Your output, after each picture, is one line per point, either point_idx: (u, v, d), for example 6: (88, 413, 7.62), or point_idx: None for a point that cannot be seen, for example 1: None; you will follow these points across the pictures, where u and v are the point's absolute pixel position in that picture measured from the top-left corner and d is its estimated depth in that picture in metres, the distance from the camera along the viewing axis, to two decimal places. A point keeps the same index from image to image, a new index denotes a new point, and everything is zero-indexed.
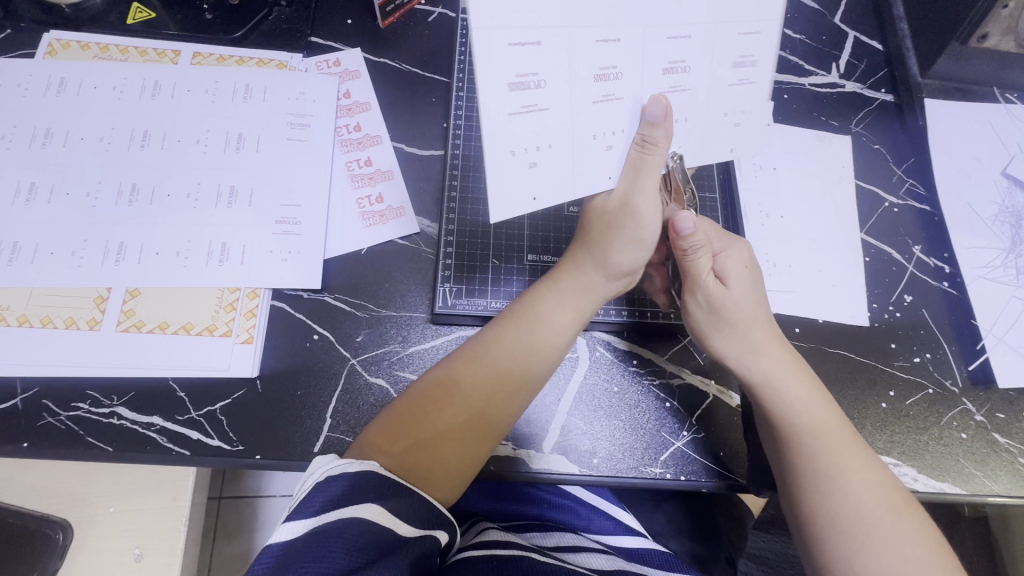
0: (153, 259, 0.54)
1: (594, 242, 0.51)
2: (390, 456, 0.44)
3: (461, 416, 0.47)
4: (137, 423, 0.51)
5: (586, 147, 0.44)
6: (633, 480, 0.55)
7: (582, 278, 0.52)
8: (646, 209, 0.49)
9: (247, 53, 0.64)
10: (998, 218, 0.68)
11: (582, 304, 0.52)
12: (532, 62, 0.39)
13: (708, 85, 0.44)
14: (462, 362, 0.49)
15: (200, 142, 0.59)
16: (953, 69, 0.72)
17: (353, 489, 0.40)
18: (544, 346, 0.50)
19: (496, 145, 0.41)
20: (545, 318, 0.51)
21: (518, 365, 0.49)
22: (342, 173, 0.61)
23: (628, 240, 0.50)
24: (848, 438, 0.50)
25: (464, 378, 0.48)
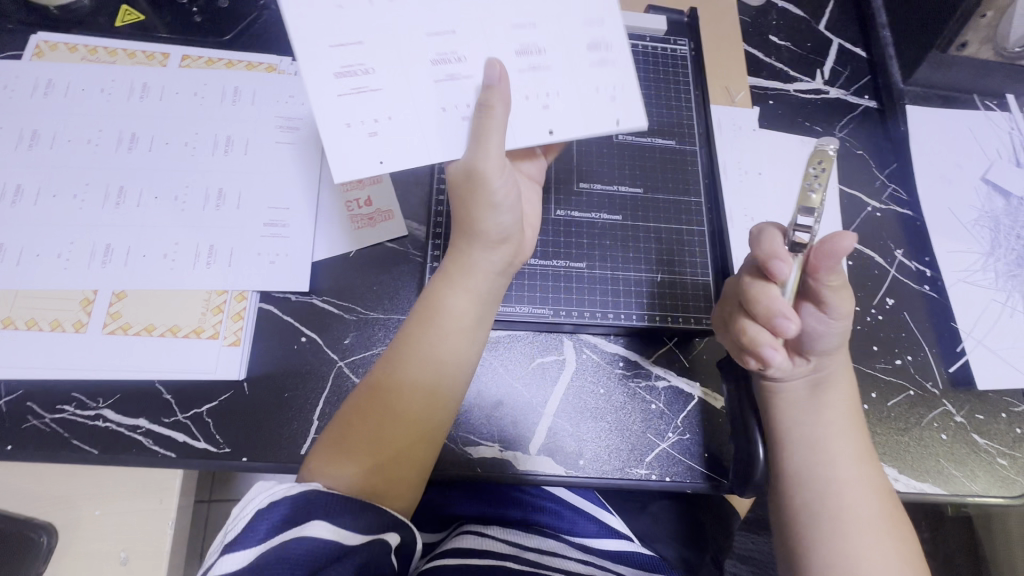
0: (140, 261, 0.54)
1: (466, 225, 0.50)
2: (336, 475, 0.44)
3: (390, 420, 0.46)
4: (122, 426, 0.51)
5: (427, 118, 0.46)
6: (619, 481, 0.55)
7: (470, 263, 0.50)
8: (494, 173, 0.46)
9: (236, 55, 0.64)
10: (977, 222, 0.69)
11: (476, 283, 0.50)
12: (355, 56, 0.45)
13: None
14: (380, 371, 0.48)
15: (188, 145, 0.59)
16: (933, 76, 0.73)
17: (297, 511, 0.40)
18: (444, 335, 0.49)
19: (332, 118, 0.45)
20: (447, 308, 0.49)
21: (429, 361, 0.48)
22: (331, 176, 0.61)
23: (488, 206, 0.48)
24: (864, 444, 0.53)
25: (384, 383, 0.47)
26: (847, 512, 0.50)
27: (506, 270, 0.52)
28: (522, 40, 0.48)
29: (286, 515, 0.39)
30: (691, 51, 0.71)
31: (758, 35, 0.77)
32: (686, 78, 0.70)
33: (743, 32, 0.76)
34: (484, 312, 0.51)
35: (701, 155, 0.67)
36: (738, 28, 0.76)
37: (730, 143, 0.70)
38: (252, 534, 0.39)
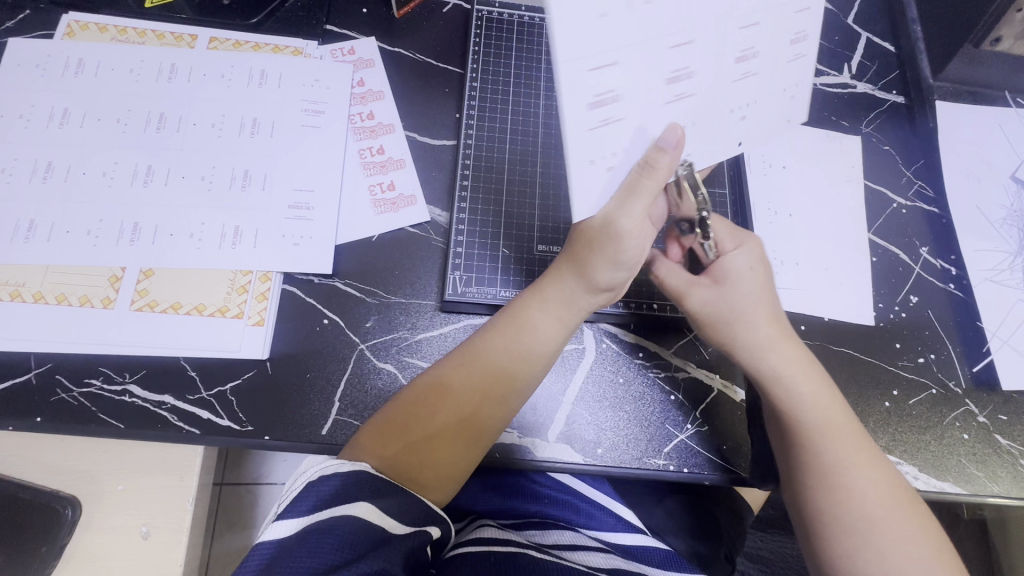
0: (167, 240, 0.55)
1: (577, 255, 0.50)
2: (385, 457, 0.45)
3: (450, 425, 0.47)
4: (149, 401, 0.52)
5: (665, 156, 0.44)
6: (636, 471, 0.55)
7: (564, 290, 0.51)
8: (630, 231, 0.46)
9: (263, 39, 0.65)
10: (1006, 221, 0.68)
11: (565, 314, 0.51)
12: (609, 79, 0.36)
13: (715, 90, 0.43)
14: (455, 373, 0.49)
15: (215, 127, 0.59)
16: (965, 72, 0.72)
17: (343, 491, 0.40)
18: (531, 359, 0.50)
19: (578, 156, 0.39)
20: (534, 329, 0.50)
21: (506, 377, 0.49)
22: (354, 160, 0.62)
23: (610, 260, 0.48)
24: (852, 441, 0.50)
25: (458, 384, 0.48)
26: (829, 516, 0.48)
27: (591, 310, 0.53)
28: (742, 43, 0.41)
29: (334, 492, 0.40)
30: None
31: None
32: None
33: None
34: (563, 341, 0.52)
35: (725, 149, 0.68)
36: None
37: None
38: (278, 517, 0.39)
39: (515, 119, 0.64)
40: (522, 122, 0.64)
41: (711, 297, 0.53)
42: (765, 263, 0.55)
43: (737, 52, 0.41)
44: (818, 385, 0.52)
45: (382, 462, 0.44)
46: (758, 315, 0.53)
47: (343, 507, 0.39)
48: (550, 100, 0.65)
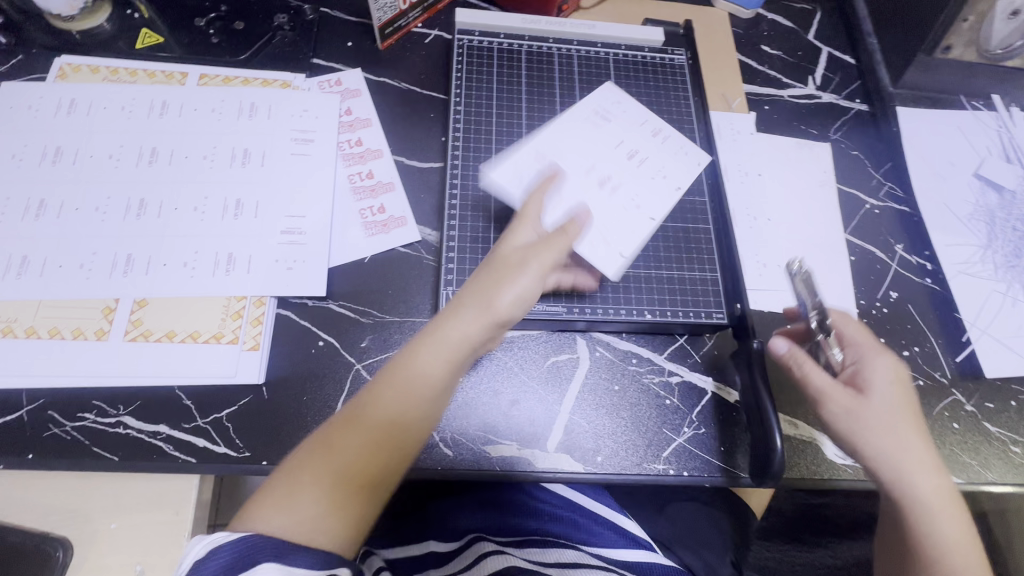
0: (160, 269, 0.55)
1: (467, 291, 0.47)
2: (299, 525, 0.41)
3: (343, 479, 0.42)
4: (143, 432, 0.51)
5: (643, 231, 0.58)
6: (637, 477, 0.56)
7: (458, 327, 0.46)
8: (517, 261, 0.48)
9: (252, 73, 0.67)
10: (973, 216, 0.71)
11: (460, 352, 0.46)
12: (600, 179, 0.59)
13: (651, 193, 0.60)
14: (344, 422, 0.44)
15: (206, 158, 0.61)
16: (920, 79, 0.76)
17: (243, 552, 0.38)
18: (420, 397, 0.45)
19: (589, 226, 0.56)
20: (426, 370, 0.45)
21: (396, 418, 0.44)
22: (345, 185, 0.63)
23: (500, 287, 0.46)
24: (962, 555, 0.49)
25: (351, 435, 0.43)
26: None
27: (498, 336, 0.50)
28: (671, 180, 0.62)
29: (233, 554, 0.38)
30: (688, 60, 0.74)
31: (750, 46, 0.81)
32: (607, 76, 0.71)
33: (737, 43, 0.81)
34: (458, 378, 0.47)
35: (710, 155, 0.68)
36: (732, 40, 0.80)
37: (730, 146, 0.73)
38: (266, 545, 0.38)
39: (498, 139, 0.66)
40: (505, 142, 0.66)
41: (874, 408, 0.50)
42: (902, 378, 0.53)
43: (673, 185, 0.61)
44: (957, 520, 0.49)
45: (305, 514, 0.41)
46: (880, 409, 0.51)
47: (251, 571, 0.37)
48: (532, 118, 0.68)
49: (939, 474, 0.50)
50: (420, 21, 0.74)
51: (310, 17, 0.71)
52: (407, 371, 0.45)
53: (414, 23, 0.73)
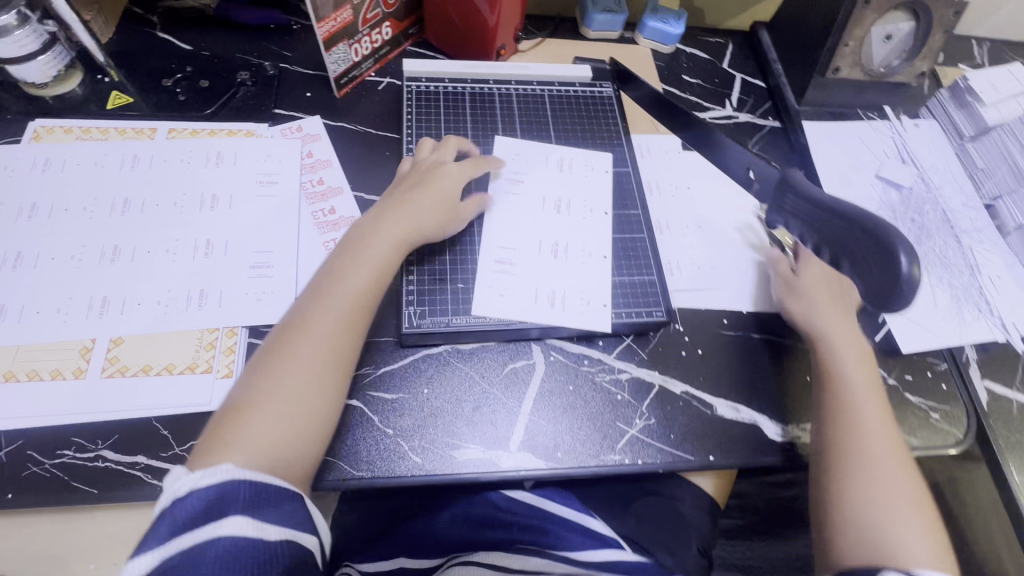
0: (135, 309, 0.59)
1: (399, 220, 0.62)
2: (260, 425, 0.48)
3: (295, 370, 0.51)
4: (122, 464, 0.54)
5: (601, 272, 0.70)
6: (595, 468, 0.60)
7: (376, 236, 0.61)
8: (425, 200, 0.65)
9: (217, 125, 0.72)
10: (879, 212, 0.80)
11: (383, 249, 0.61)
12: (551, 243, 0.71)
13: (581, 234, 0.72)
14: (292, 327, 0.54)
15: (177, 204, 0.65)
16: (821, 97, 0.87)
17: (211, 505, 0.42)
18: (348, 287, 0.57)
19: (550, 282, 0.68)
20: (352, 267, 0.58)
21: (341, 310, 0.55)
22: (309, 221, 0.69)
23: (416, 208, 0.64)
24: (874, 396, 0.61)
25: (299, 334, 0.53)
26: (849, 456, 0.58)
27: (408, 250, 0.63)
28: (584, 212, 0.74)
29: (201, 506, 0.42)
30: (614, 93, 0.83)
31: (673, 76, 0.91)
32: (544, 112, 0.80)
33: (660, 74, 0.90)
34: (383, 272, 0.60)
35: (631, 174, 0.78)
36: (655, 72, 0.90)
37: (660, 164, 0.81)
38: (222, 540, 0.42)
39: None
40: None
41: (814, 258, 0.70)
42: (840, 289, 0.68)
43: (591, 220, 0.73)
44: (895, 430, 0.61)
45: (248, 445, 0.47)
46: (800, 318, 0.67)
47: (207, 534, 0.41)
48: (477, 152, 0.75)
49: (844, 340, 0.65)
50: (373, 70, 0.81)
51: (270, 72, 0.78)
52: (337, 271, 0.58)
53: (367, 72, 0.80)
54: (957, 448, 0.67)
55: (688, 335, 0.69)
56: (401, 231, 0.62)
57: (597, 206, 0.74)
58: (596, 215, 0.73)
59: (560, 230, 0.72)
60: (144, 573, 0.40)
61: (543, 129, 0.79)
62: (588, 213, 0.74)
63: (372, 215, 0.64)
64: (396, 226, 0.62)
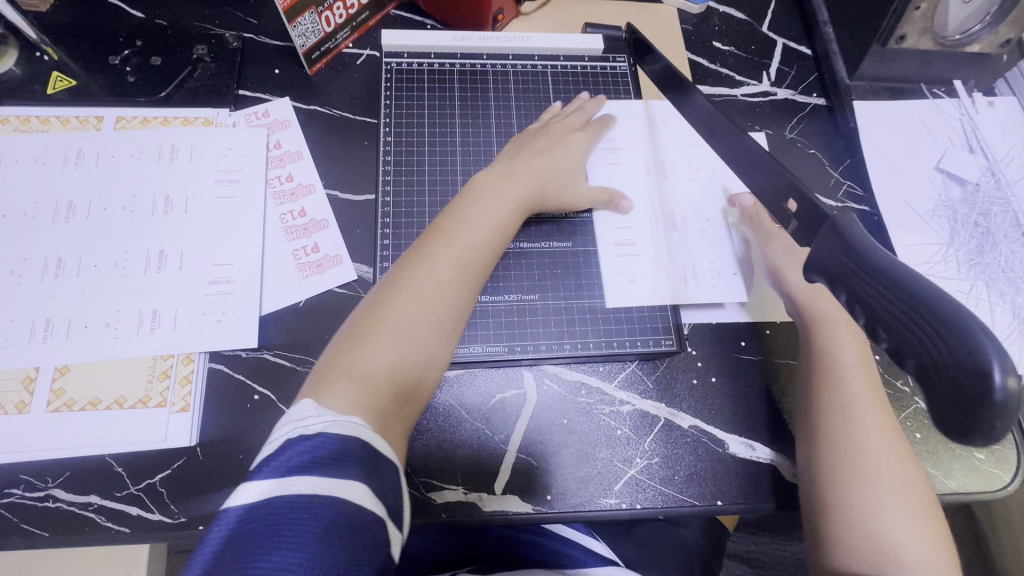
0: (81, 332, 0.53)
1: (525, 172, 0.59)
2: (381, 359, 0.46)
3: (416, 308, 0.49)
4: (74, 505, 0.50)
5: (676, 267, 0.63)
6: (587, 513, 0.54)
7: (499, 183, 0.58)
8: (552, 155, 0.62)
9: (171, 112, 0.64)
10: (935, 213, 0.68)
11: (510, 196, 0.57)
12: (629, 235, 0.64)
13: (660, 224, 0.65)
14: (414, 261, 0.51)
15: (126, 209, 0.58)
16: (879, 69, 0.73)
17: (339, 456, 0.39)
18: (472, 232, 0.53)
19: (623, 275, 0.62)
20: (473, 210, 0.55)
21: (463, 253, 0.52)
22: (275, 225, 0.61)
23: (542, 162, 0.60)
24: (881, 433, 0.52)
25: (424, 268, 0.51)
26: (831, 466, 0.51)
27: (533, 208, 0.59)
28: (674, 198, 0.67)
29: (329, 456, 0.39)
30: (630, 67, 0.72)
31: (701, 42, 0.77)
32: (544, 94, 0.70)
33: (686, 40, 0.77)
34: (507, 226, 0.56)
35: (646, 168, 0.67)
36: (681, 38, 0.77)
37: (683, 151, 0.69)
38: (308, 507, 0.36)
39: (432, 169, 0.64)
40: (439, 172, 0.64)
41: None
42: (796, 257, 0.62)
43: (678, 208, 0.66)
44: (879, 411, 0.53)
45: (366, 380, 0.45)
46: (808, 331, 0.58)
47: (323, 485, 0.37)
48: (466, 144, 0.66)
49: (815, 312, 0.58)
50: (351, 41, 0.70)
51: (232, 45, 0.68)
52: (455, 211, 0.55)
53: (344, 43, 0.70)
54: (1001, 495, 0.59)
55: (700, 362, 0.61)
56: (532, 192, 0.58)
57: (644, 195, 0.66)
58: (654, 205, 0.66)
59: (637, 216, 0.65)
60: (260, 502, 0.37)
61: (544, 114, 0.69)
62: (657, 197, 0.66)
63: (497, 171, 0.59)
64: (526, 183, 0.58)
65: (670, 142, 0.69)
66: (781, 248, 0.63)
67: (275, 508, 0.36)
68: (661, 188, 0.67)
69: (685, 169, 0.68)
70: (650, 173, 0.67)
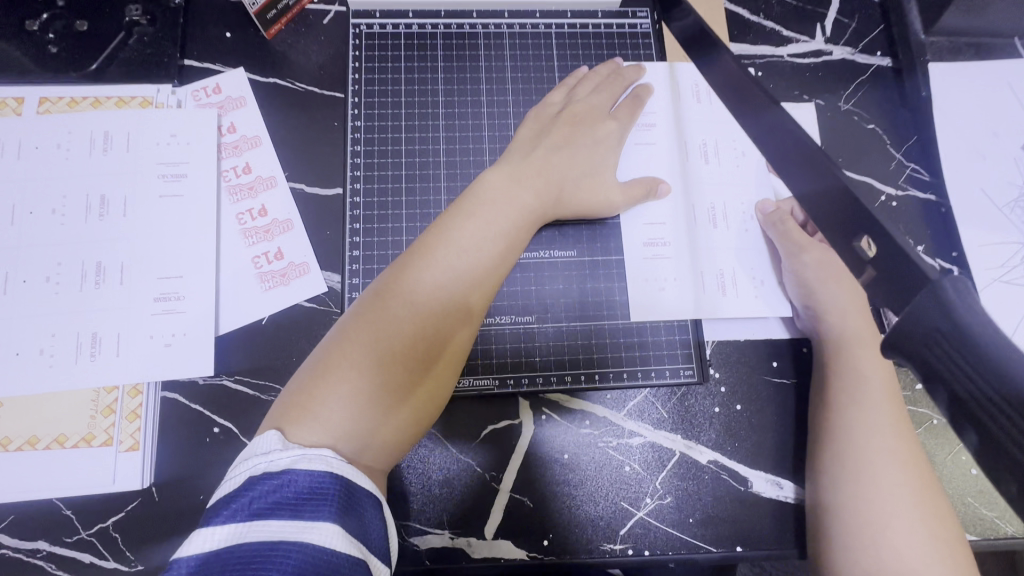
0: (12, 361, 0.47)
1: (536, 164, 0.49)
2: (368, 389, 0.37)
3: (416, 322, 0.39)
4: (21, 551, 0.45)
5: (709, 273, 0.54)
6: (587, 560, 0.48)
7: (510, 174, 0.48)
8: (576, 147, 0.52)
9: (104, 91, 0.54)
10: (1018, 203, 0.57)
11: (523, 191, 0.47)
12: (660, 232, 0.55)
13: (689, 221, 0.55)
14: (414, 261, 0.42)
15: (55, 212, 0.50)
16: (964, 21, 0.59)
17: (314, 494, 0.31)
18: (484, 229, 0.44)
19: (645, 282, 0.54)
20: (484, 203, 0.46)
21: (475, 255, 0.43)
22: (231, 227, 0.52)
23: (566, 155, 0.51)
24: (909, 475, 0.43)
25: (428, 271, 0.41)
26: (854, 502, 0.43)
27: (548, 210, 0.49)
28: (711, 190, 0.56)
29: (300, 495, 0.31)
30: (654, 24, 0.59)
31: None
32: (546, 62, 0.58)
33: None
34: (523, 225, 0.46)
35: (670, 153, 0.56)
36: None
37: (715, 129, 0.57)
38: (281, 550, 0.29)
39: (410, 160, 0.55)
40: (419, 163, 0.55)
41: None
42: (829, 264, 0.52)
43: (710, 201, 0.56)
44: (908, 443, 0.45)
45: (348, 415, 0.36)
46: (843, 343, 0.49)
47: (295, 527, 0.30)
48: (452, 128, 0.56)
49: (846, 326, 0.49)
50: None
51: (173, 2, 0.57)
52: (465, 203, 0.46)
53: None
54: None
55: (724, 387, 0.53)
56: (547, 188, 0.49)
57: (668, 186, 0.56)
58: (677, 199, 0.56)
59: (660, 207, 0.55)
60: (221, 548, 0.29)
61: (546, 86, 0.58)
62: (683, 187, 0.56)
63: (505, 161, 0.49)
64: (541, 179, 0.49)
65: (704, 120, 0.58)
66: (813, 262, 0.52)
67: (237, 559, 0.28)
68: (699, 178, 0.56)
69: (717, 154, 0.57)
70: (674, 159, 0.56)
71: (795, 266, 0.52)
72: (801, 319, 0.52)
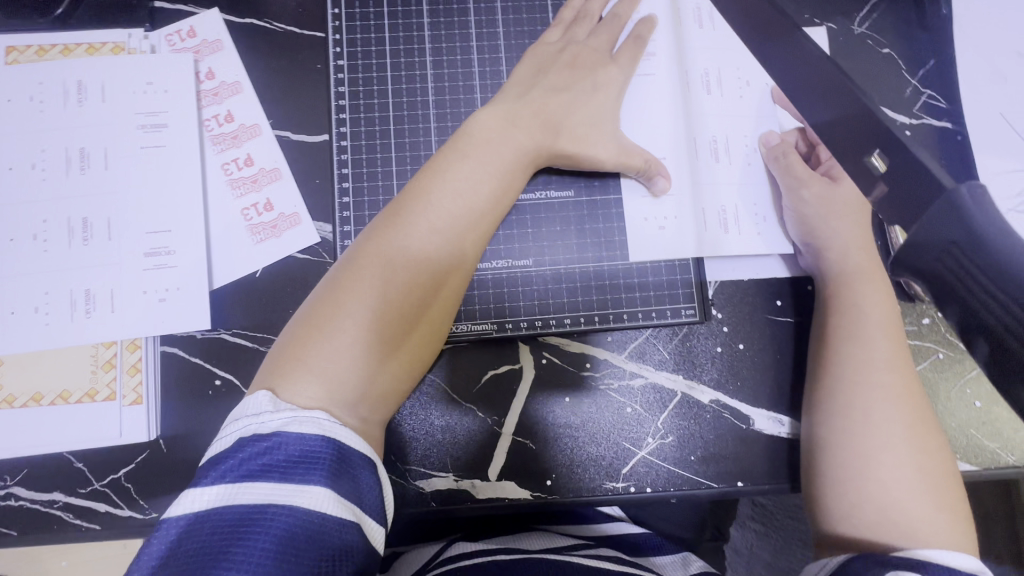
0: (9, 319, 0.47)
1: (530, 100, 0.47)
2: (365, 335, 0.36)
3: (414, 269, 0.38)
4: (37, 502, 0.46)
5: (711, 210, 0.53)
6: (587, 498, 0.49)
7: (503, 114, 0.46)
8: (574, 79, 0.49)
9: (73, 37, 0.51)
10: None
11: (516, 132, 0.45)
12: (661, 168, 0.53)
13: (691, 157, 0.53)
14: (409, 206, 0.40)
15: (35, 167, 0.49)
16: None
17: (304, 457, 0.31)
18: (479, 174, 0.42)
19: (648, 220, 0.53)
20: (478, 146, 0.44)
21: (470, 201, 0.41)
22: (217, 179, 0.51)
23: (564, 92, 0.48)
24: (906, 411, 0.43)
25: (423, 217, 0.40)
26: (850, 437, 0.43)
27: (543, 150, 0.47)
28: (714, 123, 0.53)
29: (292, 457, 0.31)
30: None
31: None
32: None
33: None
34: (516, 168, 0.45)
35: (672, 84, 0.54)
36: None
37: (721, 57, 0.54)
38: (268, 518, 0.29)
39: (397, 101, 0.52)
40: (406, 104, 0.52)
41: (852, 187, 0.50)
42: (832, 200, 0.50)
43: (713, 135, 0.53)
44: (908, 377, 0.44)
45: (347, 361, 0.36)
46: (847, 279, 0.48)
47: (283, 491, 0.30)
48: (439, 65, 0.53)
49: (849, 262, 0.48)
50: None
51: None
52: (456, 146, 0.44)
53: None
54: None
55: (726, 326, 0.52)
56: (540, 125, 0.46)
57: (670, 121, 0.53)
58: (679, 134, 0.53)
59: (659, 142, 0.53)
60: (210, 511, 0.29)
61: (539, 17, 0.54)
62: (685, 121, 0.53)
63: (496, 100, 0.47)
64: (533, 117, 0.46)
65: (708, 48, 0.54)
66: (814, 198, 0.50)
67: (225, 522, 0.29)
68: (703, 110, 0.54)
69: (722, 84, 0.54)
70: (675, 92, 0.53)
71: (797, 203, 0.51)
72: (803, 255, 0.51)
